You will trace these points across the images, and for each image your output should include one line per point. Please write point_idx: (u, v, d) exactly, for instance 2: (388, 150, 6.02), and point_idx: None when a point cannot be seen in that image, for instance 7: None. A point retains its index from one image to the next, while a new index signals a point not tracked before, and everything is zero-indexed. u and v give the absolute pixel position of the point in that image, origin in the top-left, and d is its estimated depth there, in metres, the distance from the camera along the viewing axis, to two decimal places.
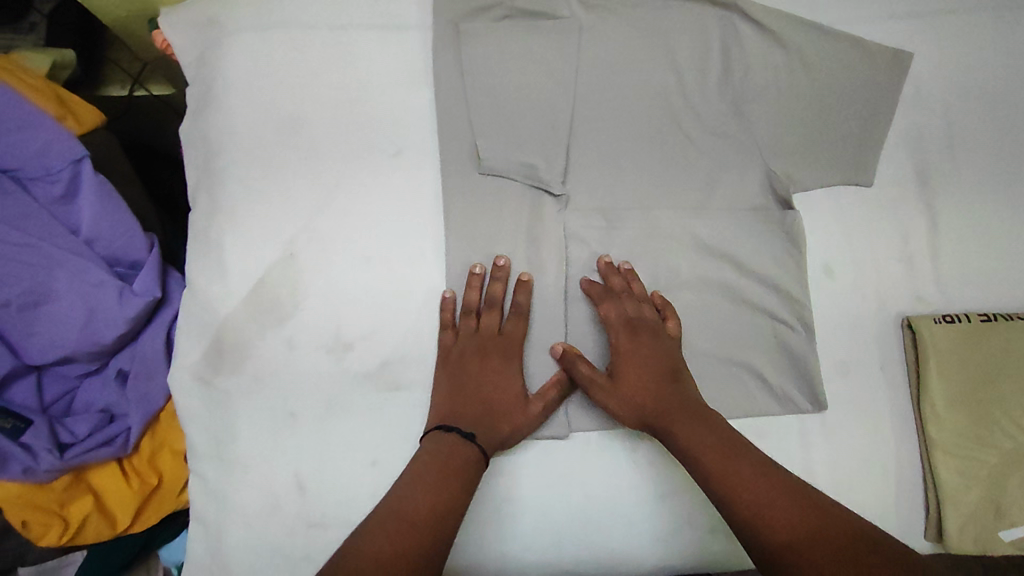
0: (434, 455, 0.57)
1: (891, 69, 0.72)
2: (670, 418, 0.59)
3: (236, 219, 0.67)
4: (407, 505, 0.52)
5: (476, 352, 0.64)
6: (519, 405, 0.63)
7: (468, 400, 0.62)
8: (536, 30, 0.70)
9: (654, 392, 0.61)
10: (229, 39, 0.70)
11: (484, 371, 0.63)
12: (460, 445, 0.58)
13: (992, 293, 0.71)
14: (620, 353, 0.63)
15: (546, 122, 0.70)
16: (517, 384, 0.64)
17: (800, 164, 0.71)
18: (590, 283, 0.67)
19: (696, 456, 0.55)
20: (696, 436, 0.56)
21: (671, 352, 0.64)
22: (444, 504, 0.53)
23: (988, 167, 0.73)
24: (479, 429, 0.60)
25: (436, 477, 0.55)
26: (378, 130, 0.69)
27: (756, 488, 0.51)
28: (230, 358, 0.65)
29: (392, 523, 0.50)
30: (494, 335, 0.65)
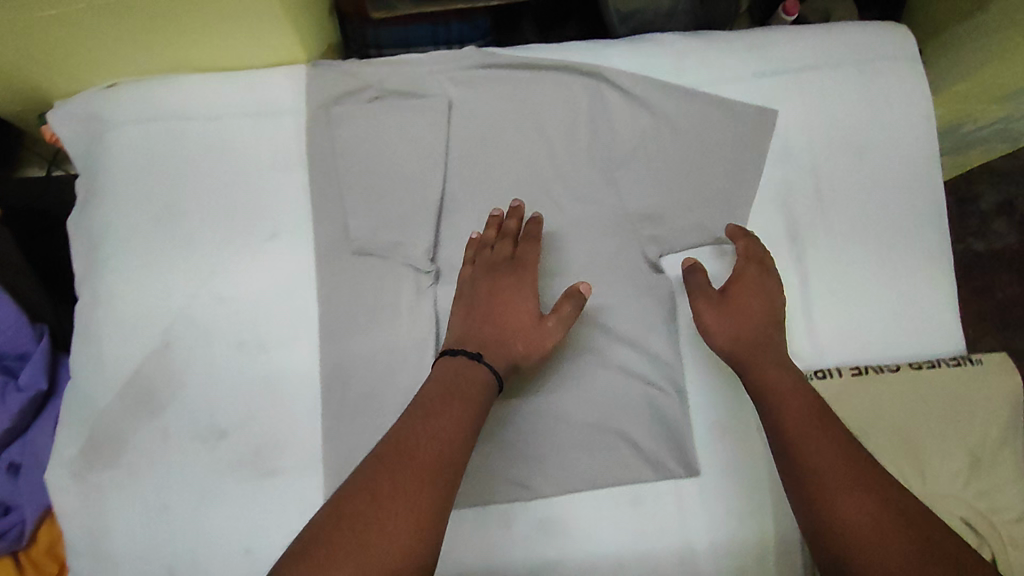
0: (451, 370, 0.59)
1: (754, 130, 0.75)
2: (764, 363, 0.62)
3: (111, 313, 0.68)
4: (409, 437, 0.53)
5: (487, 278, 0.66)
6: (529, 322, 0.63)
7: (481, 321, 0.64)
8: (407, 109, 0.72)
9: (752, 336, 0.64)
10: (108, 133, 0.71)
11: (497, 293, 0.65)
12: (471, 368, 0.59)
13: (861, 346, 0.73)
14: (737, 290, 0.66)
15: (417, 199, 0.71)
16: (526, 302, 0.65)
17: (671, 228, 0.73)
18: (736, 228, 0.70)
19: (779, 408, 0.59)
20: (789, 389, 0.60)
21: (775, 300, 0.67)
22: (455, 432, 0.54)
23: (855, 221, 0.75)
24: (491, 350, 0.62)
25: (442, 403, 0.55)
26: (253, 215, 0.71)
27: (830, 453, 0.55)
28: (105, 453, 0.66)
29: (390, 459, 0.51)
30: (504, 261, 0.66)
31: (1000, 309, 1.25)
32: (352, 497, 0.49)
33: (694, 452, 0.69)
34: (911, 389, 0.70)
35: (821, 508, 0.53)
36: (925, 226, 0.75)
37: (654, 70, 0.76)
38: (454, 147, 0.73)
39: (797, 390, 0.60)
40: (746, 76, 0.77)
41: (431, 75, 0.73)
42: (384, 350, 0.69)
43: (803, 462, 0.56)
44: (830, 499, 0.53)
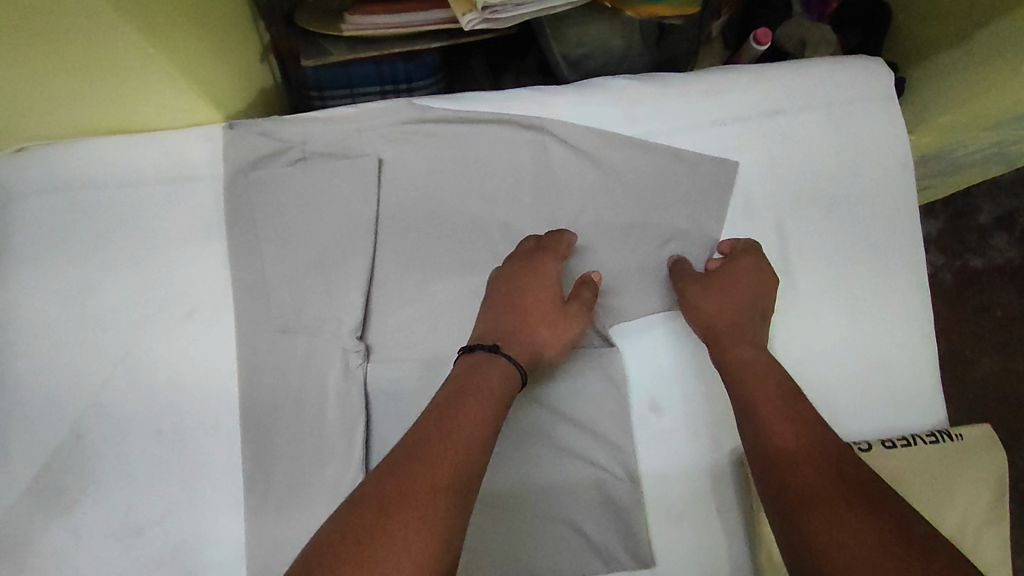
0: (482, 366, 0.58)
1: (712, 181, 0.70)
2: (735, 343, 0.63)
3: (18, 401, 0.63)
4: (422, 439, 0.50)
5: (512, 277, 0.65)
6: (556, 318, 0.64)
7: (512, 316, 0.63)
8: (333, 170, 0.67)
9: (736, 314, 0.64)
10: (14, 204, 0.66)
11: (525, 287, 0.64)
12: (508, 368, 0.59)
13: (833, 419, 0.67)
14: (725, 276, 0.65)
15: (344, 268, 0.66)
16: (553, 297, 0.65)
17: (618, 292, 0.68)
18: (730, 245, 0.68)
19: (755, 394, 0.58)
20: (757, 364, 0.61)
21: (767, 293, 0.65)
22: (473, 441, 0.51)
23: (824, 279, 0.69)
24: (521, 348, 0.61)
25: (462, 406, 0.53)
26: (169, 291, 0.66)
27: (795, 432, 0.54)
28: (9, 556, 0.61)
29: (411, 469, 0.47)
30: (537, 253, 0.65)
31: (1000, 326, 1.18)
32: (369, 507, 0.44)
33: (648, 541, 0.64)
34: (884, 470, 0.64)
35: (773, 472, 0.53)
36: (897, 283, 0.70)
37: (600, 119, 0.70)
38: (384, 210, 0.68)
39: (769, 373, 0.60)
40: (703, 124, 0.71)
41: (359, 133, 0.68)
42: (309, 436, 0.64)
43: (771, 441, 0.55)
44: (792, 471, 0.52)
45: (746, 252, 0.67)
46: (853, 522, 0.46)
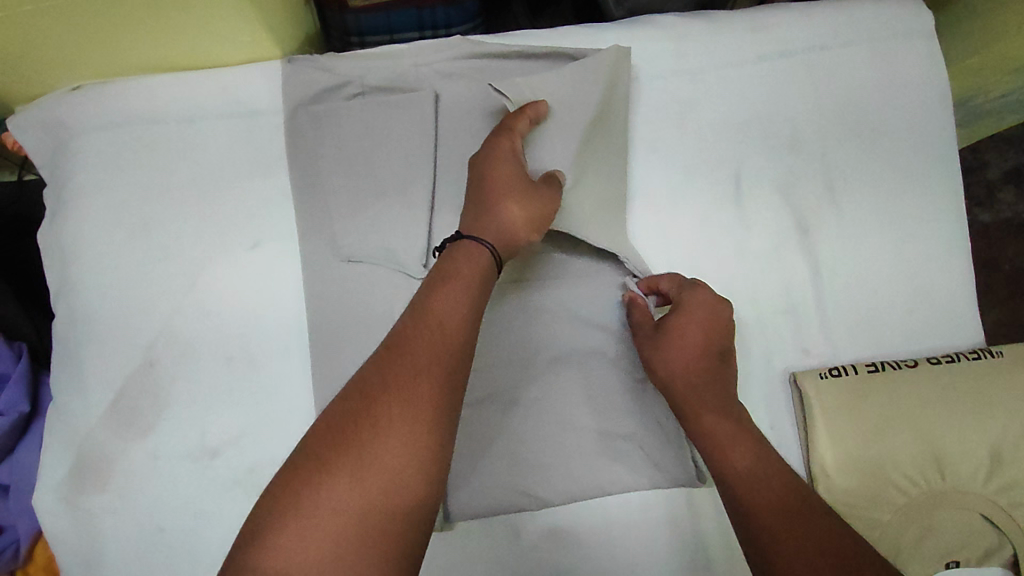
0: (451, 250, 0.55)
1: (757, 116, 0.72)
2: (695, 415, 0.59)
3: (93, 329, 0.65)
4: (405, 329, 0.48)
5: (487, 159, 0.61)
6: (525, 195, 0.59)
7: (480, 195, 0.59)
8: (392, 102, 0.68)
9: (695, 366, 0.60)
10: (81, 141, 0.68)
11: (492, 169, 0.60)
12: (476, 247, 0.55)
13: (878, 341, 0.70)
14: (674, 318, 0.62)
15: (407, 200, 0.67)
16: (520, 173, 0.61)
17: (670, 222, 0.70)
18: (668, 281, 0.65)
19: (716, 443, 0.56)
20: (718, 420, 0.58)
21: (721, 328, 0.62)
22: (452, 320, 0.49)
23: (869, 208, 0.72)
24: (489, 227, 0.57)
25: (443, 288, 0.51)
26: (233, 223, 0.67)
27: (759, 473, 0.53)
28: (95, 475, 0.63)
29: (399, 355, 0.46)
30: (505, 134, 0.62)
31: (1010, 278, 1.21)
32: (356, 393, 0.44)
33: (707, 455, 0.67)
34: (932, 384, 0.66)
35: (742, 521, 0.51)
36: (938, 211, 0.72)
37: (653, 57, 0.72)
38: (443, 145, 0.69)
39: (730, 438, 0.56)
40: (748, 61, 0.73)
41: (417, 69, 0.70)
42: None
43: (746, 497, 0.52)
44: (748, 510, 0.51)
45: (685, 289, 0.64)
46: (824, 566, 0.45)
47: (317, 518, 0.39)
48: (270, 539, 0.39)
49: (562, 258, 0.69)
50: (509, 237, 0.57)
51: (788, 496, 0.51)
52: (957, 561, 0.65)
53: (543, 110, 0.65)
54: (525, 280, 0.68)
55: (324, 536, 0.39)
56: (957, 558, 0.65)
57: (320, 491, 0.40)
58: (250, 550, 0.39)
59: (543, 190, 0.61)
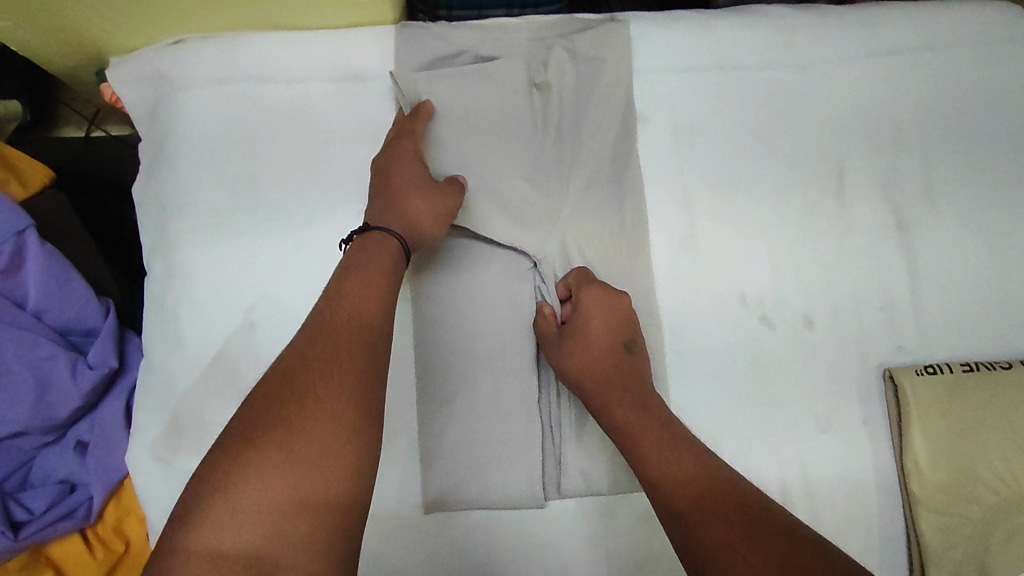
0: (358, 243, 0.57)
1: (861, 110, 0.72)
2: (607, 414, 0.60)
3: (192, 286, 0.64)
4: (323, 317, 0.50)
5: (387, 160, 0.63)
6: (425, 190, 0.61)
7: (382, 198, 0.61)
8: (498, 75, 0.67)
9: (601, 364, 0.62)
10: (183, 95, 0.67)
11: (390, 173, 0.62)
12: (383, 242, 0.57)
13: (973, 341, 0.70)
14: (575, 319, 0.63)
15: (517, 175, 0.67)
16: (422, 172, 0.63)
17: (770, 211, 0.70)
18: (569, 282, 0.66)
19: (626, 436, 0.58)
20: (631, 416, 0.59)
21: (622, 321, 0.63)
22: (373, 305, 0.52)
23: (968, 208, 0.71)
24: (396, 223, 0.59)
25: (356, 276, 0.53)
26: (340, 188, 0.66)
27: (669, 456, 0.55)
28: (189, 435, 0.62)
29: (318, 338, 0.48)
30: (399, 138, 0.64)
31: None
32: (280, 376, 0.46)
33: (800, 444, 0.67)
34: None
35: (661, 513, 0.53)
36: None
37: (760, 46, 0.72)
38: (550, 121, 0.68)
39: (647, 426, 0.58)
40: (853, 55, 0.73)
41: (530, 43, 0.69)
42: (484, 336, 0.65)
43: (657, 488, 0.54)
44: (659, 491, 0.54)
45: (583, 284, 0.64)
46: (739, 550, 0.47)
47: (244, 496, 0.41)
48: (194, 524, 0.40)
49: (485, 241, 0.66)
50: (417, 229, 0.60)
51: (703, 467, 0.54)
52: None
53: (432, 110, 0.66)
54: (494, 268, 0.66)
55: (252, 517, 0.40)
56: None
57: (245, 469, 0.41)
58: (176, 542, 0.39)
59: (447, 186, 0.63)
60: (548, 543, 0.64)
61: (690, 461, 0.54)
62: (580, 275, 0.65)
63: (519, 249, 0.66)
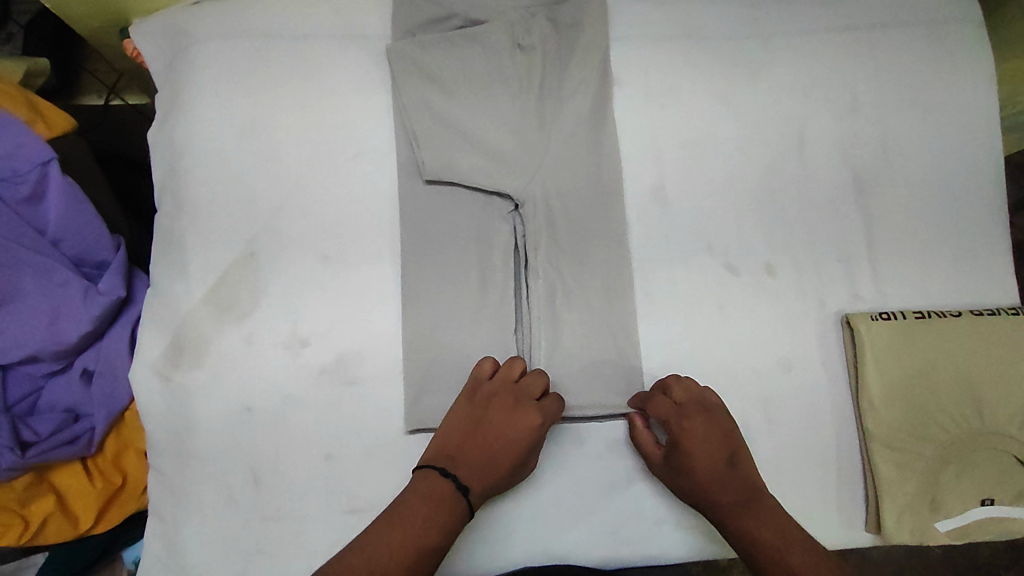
0: (436, 483, 0.60)
1: (823, 80, 0.78)
2: (743, 529, 0.62)
3: (198, 219, 0.69)
4: (427, 485, 0.60)
5: (498, 405, 0.64)
6: (510, 459, 0.63)
7: (461, 456, 0.62)
8: (484, 36, 0.73)
9: (723, 481, 0.63)
10: (197, 48, 0.72)
11: (493, 420, 0.63)
12: (454, 495, 0.59)
13: (924, 293, 0.75)
14: (683, 445, 0.63)
15: (501, 127, 0.72)
16: (520, 445, 0.63)
17: (736, 169, 0.75)
18: (660, 403, 0.65)
19: (767, 553, 0.60)
20: (763, 530, 0.61)
21: (728, 436, 0.65)
22: (448, 503, 0.59)
23: (920, 172, 0.77)
24: (473, 477, 0.61)
25: (467, 461, 0.62)
26: (338, 136, 0.72)
27: (797, 558, 0.59)
28: (191, 354, 0.67)
29: (403, 521, 0.57)
30: (524, 398, 0.65)
31: None
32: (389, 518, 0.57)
33: (762, 384, 0.71)
34: (973, 332, 0.71)
35: None
36: (983, 179, 0.77)
37: (729, 19, 0.78)
38: (534, 77, 0.73)
39: (782, 540, 0.61)
40: (815, 30, 0.79)
41: (515, 10, 0.75)
42: (465, 275, 0.70)
43: None
44: None
45: (680, 413, 0.65)
46: None
47: None
48: None
49: (467, 188, 0.71)
50: (486, 489, 0.62)
51: (811, 560, 0.59)
52: (993, 500, 0.69)
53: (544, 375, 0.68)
54: (475, 212, 0.71)
55: None
56: (992, 497, 0.69)
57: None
58: None
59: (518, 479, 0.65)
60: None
61: (809, 559, 0.59)
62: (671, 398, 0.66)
63: (499, 193, 0.71)
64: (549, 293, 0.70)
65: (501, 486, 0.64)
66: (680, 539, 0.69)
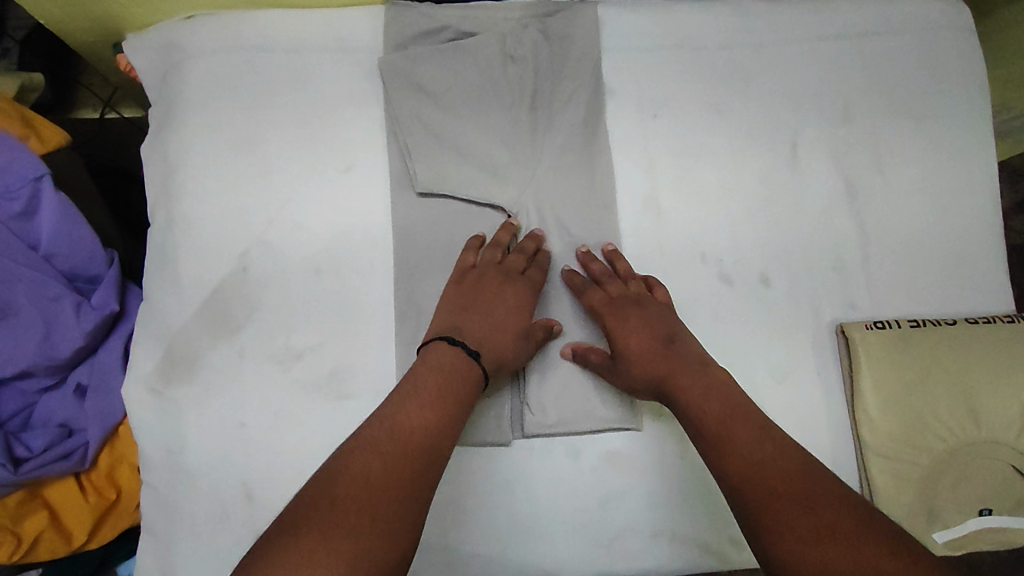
0: (444, 351, 0.60)
1: (815, 88, 0.78)
2: (684, 404, 0.59)
3: (190, 233, 0.69)
4: (433, 356, 0.60)
5: (491, 280, 0.66)
6: (510, 298, 0.66)
7: (463, 325, 0.63)
8: (476, 48, 0.73)
9: (657, 360, 0.62)
10: (189, 62, 0.73)
11: (486, 292, 0.65)
12: (463, 360, 0.60)
13: (919, 302, 0.75)
14: (615, 331, 0.65)
15: (494, 138, 0.72)
16: (520, 324, 0.65)
17: (728, 178, 0.75)
18: (592, 295, 0.67)
19: (705, 425, 0.56)
20: (704, 400, 0.58)
21: (664, 321, 0.65)
22: (457, 369, 0.59)
23: (913, 180, 0.77)
24: (481, 344, 0.62)
25: (470, 324, 0.63)
26: (331, 149, 0.72)
27: (748, 435, 0.54)
28: (183, 368, 0.67)
29: (415, 395, 0.56)
30: (511, 270, 0.67)
31: None
32: (404, 396, 0.56)
33: (758, 394, 0.71)
34: (968, 340, 0.70)
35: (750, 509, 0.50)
36: (977, 187, 0.77)
37: (721, 28, 0.78)
38: (526, 88, 0.73)
39: (730, 414, 0.56)
40: (807, 39, 0.79)
41: (507, 22, 0.75)
42: None
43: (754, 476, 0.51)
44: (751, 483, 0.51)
45: (610, 305, 0.66)
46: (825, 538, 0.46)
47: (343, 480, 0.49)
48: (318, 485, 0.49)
49: (461, 200, 0.71)
50: (496, 351, 0.63)
51: (772, 437, 0.54)
52: (991, 510, 0.68)
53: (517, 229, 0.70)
54: (468, 223, 0.71)
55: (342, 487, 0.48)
56: (990, 507, 0.68)
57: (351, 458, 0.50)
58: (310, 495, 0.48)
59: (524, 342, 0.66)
60: (513, 476, 0.68)
61: (764, 438, 0.54)
62: (603, 289, 0.68)
63: (493, 204, 0.71)
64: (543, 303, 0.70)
65: (509, 351, 0.64)
66: (677, 550, 0.68)
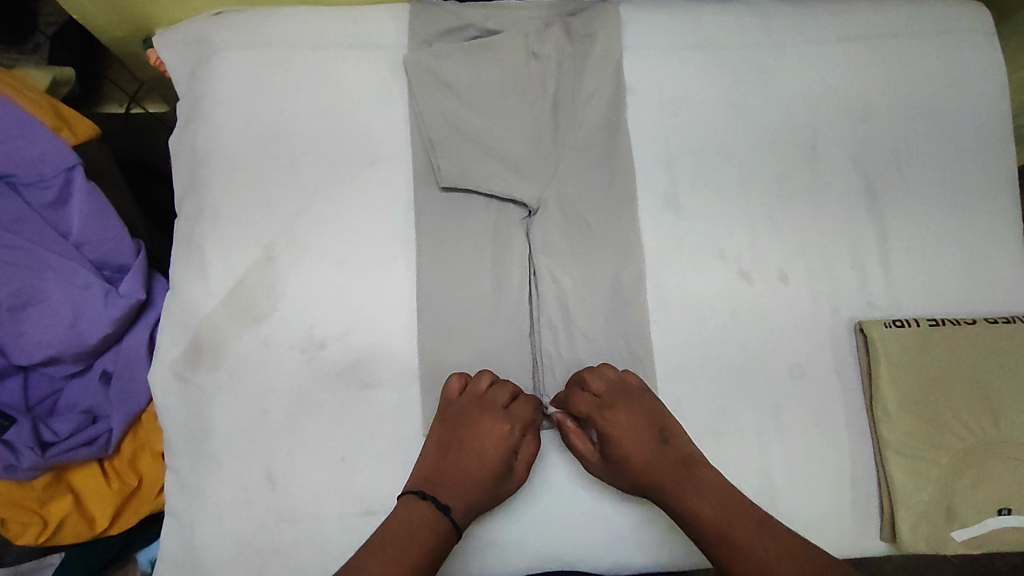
0: (414, 508, 0.60)
1: (835, 88, 0.78)
2: (684, 506, 0.60)
3: (217, 224, 0.70)
4: (406, 510, 0.60)
5: (470, 419, 0.65)
6: (489, 433, 0.64)
7: (440, 474, 0.63)
8: (499, 46, 0.74)
9: (653, 461, 0.63)
10: (218, 57, 0.74)
11: (465, 433, 0.65)
12: (433, 517, 0.60)
13: (938, 302, 0.75)
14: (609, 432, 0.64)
15: (516, 135, 0.73)
16: (501, 464, 0.64)
17: (746, 177, 0.76)
18: (578, 399, 0.66)
19: (709, 524, 0.59)
20: (702, 502, 0.60)
21: (655, 417, 0.65)
22: (429, 525, 0.59)
23: (932, 181, 0.77)
24: (454, 495, 0.62)
25: (448, 472, 0.63)
26: (355, 143, 0.73)
27: (748, 532, 0.57)
28: (208, 356, 0.68)
29: (382, 549, 0.56)
30: (492, 406, 0.66)
31: None
32: (373, 544, 0.57)
33: (776, 390, 0.71)
34: (987, 339, 0.70)
35: None
36: (996, 188, 0.77)
37: (741, 29, 0.79)
38: (547, 88, 0.74)
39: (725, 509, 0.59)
40: (828, 40, 0.79)
41: (530, 22, 0.77)
42: (479, 280, 0.71)
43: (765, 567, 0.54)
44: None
45: (599, 407, 0.65)
46: None
47: None
48: None
49: (484, 195, 0.72)
50: (470, 495, 0.63)
51: (768, 530, 0.57)
52: (1011, 510, 0.67)
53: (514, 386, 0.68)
54: (490, 218, 0.72)
55: None
56: (1010, 507, 0.67)
57: None
58: None
59: (507, 477, 0.65)
60: (533, 466, 0.68)
61: (760, 529, 0.57)
62: (591, 390, 0.67)
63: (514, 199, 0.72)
64: (562, 299, 0.71)
65: (487, 495, 0.64)
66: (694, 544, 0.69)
